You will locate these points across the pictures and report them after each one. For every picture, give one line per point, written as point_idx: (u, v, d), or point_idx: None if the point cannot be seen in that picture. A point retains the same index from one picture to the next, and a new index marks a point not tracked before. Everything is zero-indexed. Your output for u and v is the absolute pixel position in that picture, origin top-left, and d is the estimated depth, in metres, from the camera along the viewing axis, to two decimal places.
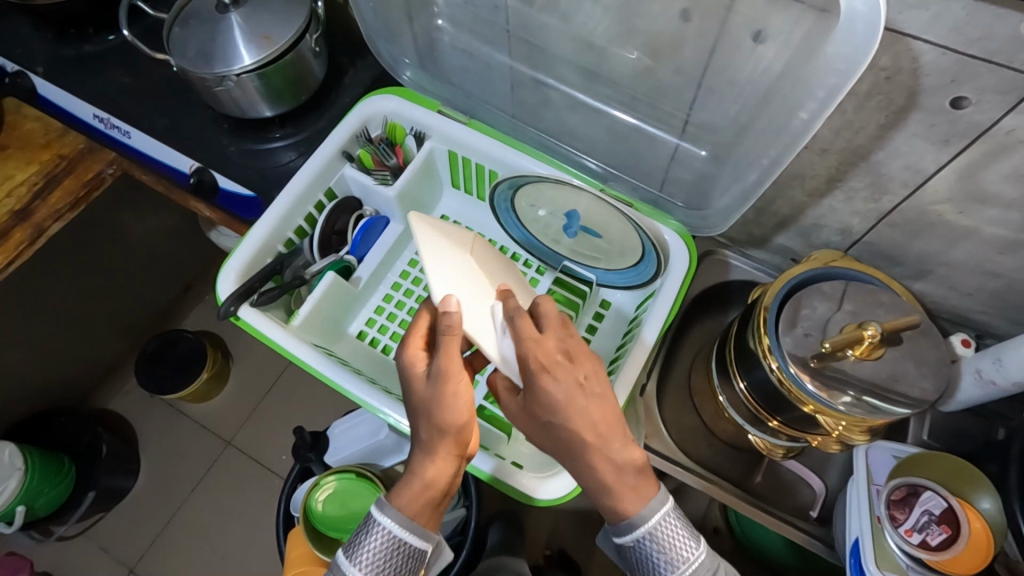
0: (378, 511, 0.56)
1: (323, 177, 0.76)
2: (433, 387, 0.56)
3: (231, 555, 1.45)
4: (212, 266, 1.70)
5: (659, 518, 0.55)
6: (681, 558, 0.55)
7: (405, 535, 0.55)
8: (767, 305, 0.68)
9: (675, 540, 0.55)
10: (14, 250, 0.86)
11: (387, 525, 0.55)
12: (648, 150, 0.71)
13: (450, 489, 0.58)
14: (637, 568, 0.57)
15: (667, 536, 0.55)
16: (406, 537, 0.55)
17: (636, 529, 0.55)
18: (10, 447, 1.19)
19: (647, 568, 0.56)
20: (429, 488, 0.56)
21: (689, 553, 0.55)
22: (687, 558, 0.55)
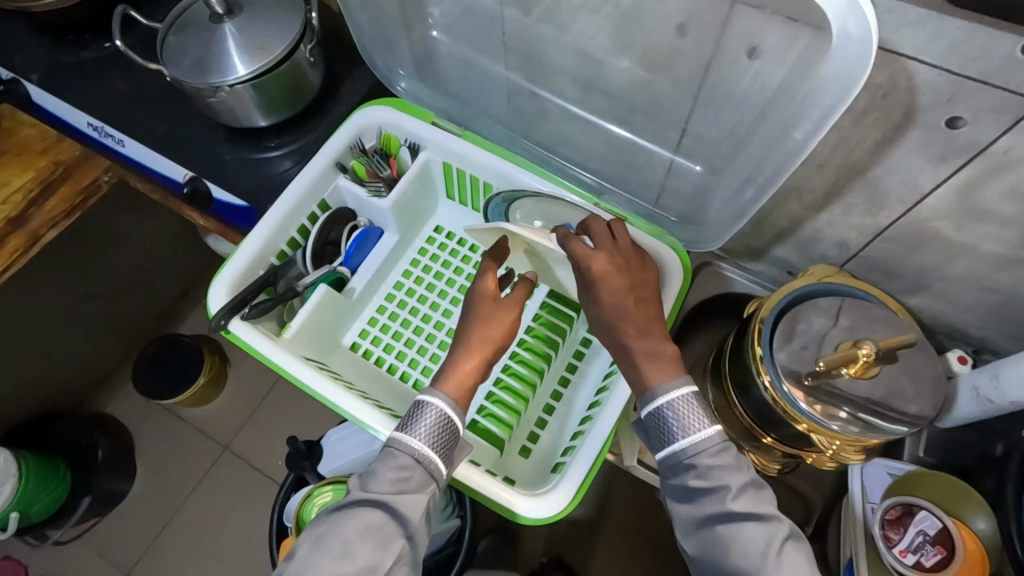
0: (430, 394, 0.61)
1: (318, 189, 0.76)
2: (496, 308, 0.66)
3: (228, 559, 1.44)
4: (211, 271, 1.70)
5: (680, 393, 0.59)
6: (691, 432, 0.57)
7: (451, 414, 0.60)
8: (763, 320, 0.67)
9: (692, 413, 0.58)
10: (10, 256, 0.86)
11: (442, 403, 0.60)
12: (644, 164, 0.70)
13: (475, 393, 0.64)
14: (658, 442, 0.60)
15: (685, 408, 0.58)
16: (452, 414, 0.60)
17: (657, 396, 0.59)
18: (5, 452, 1.18)
19: (663, 436, 0.59)
20: (472, 379, 0.63)
21: (702, 429, 0.58)
22: (700, 431, 0.57)
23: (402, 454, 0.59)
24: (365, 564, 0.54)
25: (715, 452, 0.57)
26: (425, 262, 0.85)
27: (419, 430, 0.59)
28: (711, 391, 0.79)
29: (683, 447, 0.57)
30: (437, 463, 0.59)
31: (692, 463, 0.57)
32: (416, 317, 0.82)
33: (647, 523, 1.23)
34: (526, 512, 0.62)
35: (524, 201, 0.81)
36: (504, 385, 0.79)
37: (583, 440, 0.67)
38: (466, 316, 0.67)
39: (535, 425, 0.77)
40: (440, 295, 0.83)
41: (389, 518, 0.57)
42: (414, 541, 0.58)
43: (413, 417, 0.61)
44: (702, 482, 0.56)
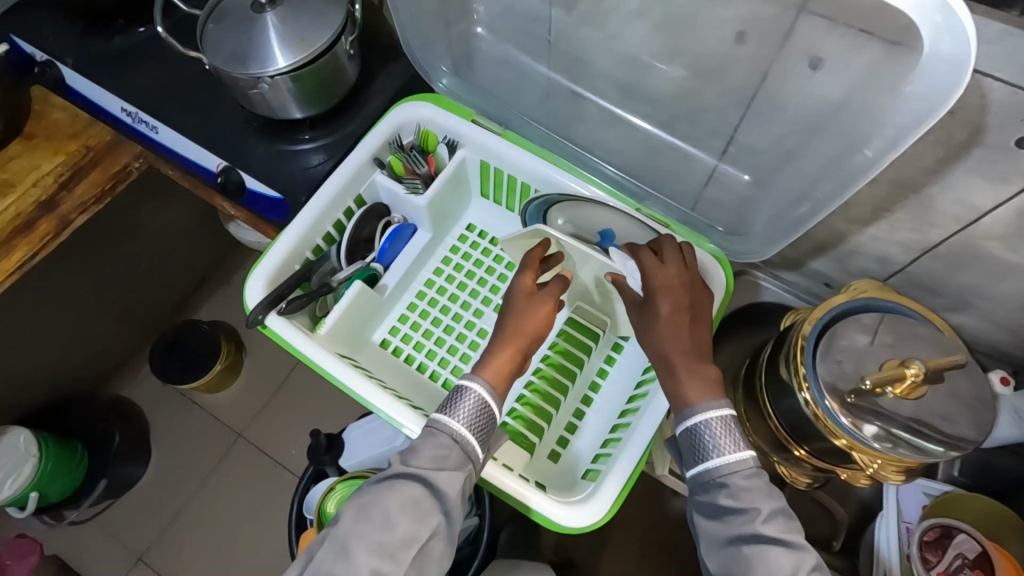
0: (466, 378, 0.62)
1: (355, 183, 0.75)
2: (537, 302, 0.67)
3: (240, 547, 1.45)
4: (229, 259, 1.69)
5: (720, 416, 0.57)
6: (725, 455, 0.56)
7: (484, 397, 0.60)
8: (805, 335, 0.67)
9: (728, 437, 0.57)
10: (39, 241, 0.86)
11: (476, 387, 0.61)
12: (686, 171, 0.69)
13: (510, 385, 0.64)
14: (689, 461, 0.59)
15: (721, 430, 0.57)
16: (488, 399, 0.60)
17: (695, 414, 0.58)
18: (26, 433, 1.19)
19: (695, 454, 0.58)
20: (509, 368, 0.63)
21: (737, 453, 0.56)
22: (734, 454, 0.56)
23: (442, 434, 0.59)
24: (405, 536, 0.55)
25: (748, 476, 0.56)
26: (456, 260, 0.84)
27: (458, 412, 0.60)
28: (742, 401, 0.78)
29: (716, 466, 0.56)
30: (474, 444, 0.59)
31: (724, 482, 0.56)
32: (446, 316, 0.81)
33: (662, 527, 1.23)
34: (559, 519, 0.62)
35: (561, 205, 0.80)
36: (534, 388, 0.78)
37: (619, 450, 0.66)
38: (507, 310, 0.67)
39: (565, 429, 0.76)
40: (472, 294, 0.82)
41: (428, 493, 0.57)
42: (450, 518, 0.58)
43: (452, 400, 0.61)
44: (732, 502, 0.54)
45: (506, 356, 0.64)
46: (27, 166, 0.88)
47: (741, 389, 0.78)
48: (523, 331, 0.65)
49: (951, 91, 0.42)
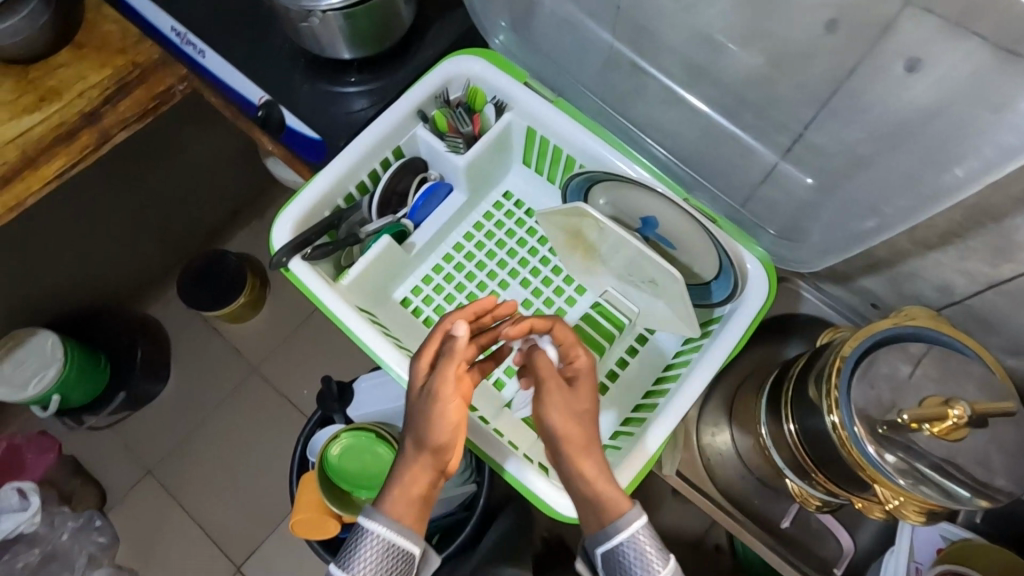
0: (367, 517, 0.52)
1: (394, 135, 0.72)
2: (425, 401, 0.55)
3: (243, 475, 1.50)
4: (264, 194, 1.70)
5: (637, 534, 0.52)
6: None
7: (392, 538, 0.51)
8: (843, 355, 0.62)
9: (652, 549, 0.52)
10: (80, 152, 0.86)
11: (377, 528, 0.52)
12: (742, 165, 0.64)
13: (427, 501, 0.55)
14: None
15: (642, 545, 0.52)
16: (395, 542, 0.51)
17: (616, 533, 0.52)
18: (54, 337, 1.23)
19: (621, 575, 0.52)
20: (415, 493, 0.53)
21: (664, 567, 0.52)
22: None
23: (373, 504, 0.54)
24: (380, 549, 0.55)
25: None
26: (488, 227, 0.81)
27: (355, 566, 0.51)
28: (764, 412, 0.75)
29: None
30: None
31: None
32: (471, 283, 0.79)
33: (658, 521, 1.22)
34: (557, 506, 0.63)
35: (604, 186, 0.75)
36: None
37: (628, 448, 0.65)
38: (409, 412, 0.56)
39: None
40: (500, 265, 0.80)
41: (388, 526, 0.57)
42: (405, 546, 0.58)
43: (349, 546, 0.52)
44: None
45: (417, 475, 0.54)
46: (75, 75, 0.87)
47: (764, 400, 0.75)
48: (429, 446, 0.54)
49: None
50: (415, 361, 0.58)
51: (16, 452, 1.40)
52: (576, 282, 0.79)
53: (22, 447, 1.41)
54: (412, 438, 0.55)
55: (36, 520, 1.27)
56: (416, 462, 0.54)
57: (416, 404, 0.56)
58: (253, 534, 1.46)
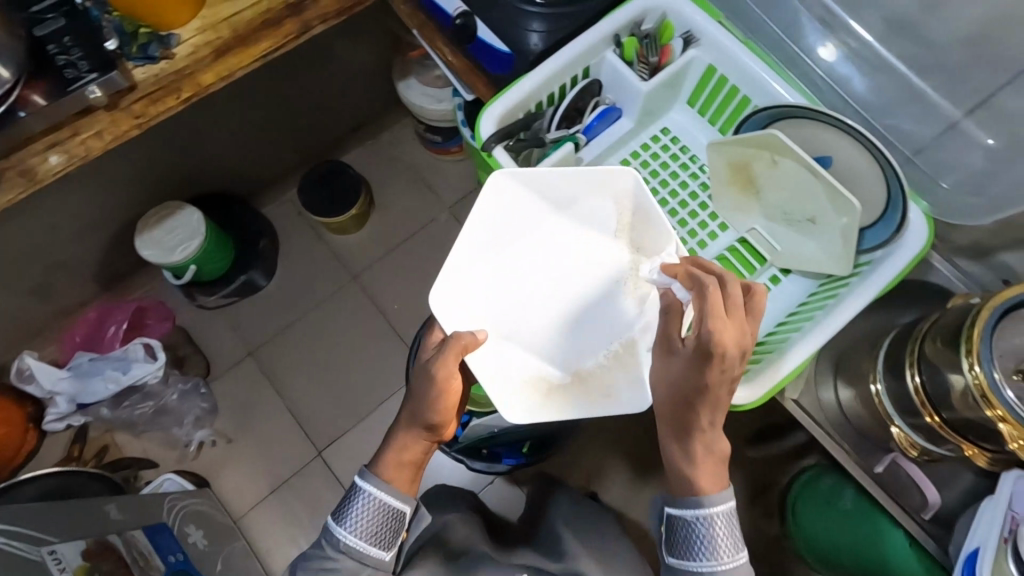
0: (361, 479, 0.76)
1: (588, 55, 0.79)
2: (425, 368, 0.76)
3: (333, 370, 1.62)
4: (382, 118, 1.79)
5: (722, 511, 0.69)
6: (718, 552, 0.69)
7: (382, 493, 0.75)
8: (983, 316, 0.66)
9: (723, 535, 0.69)
10: (284, 37, 0.96)
11: (370, 489, 0.75)
12: (924, 116, 0.79)
13: (419, 462, 0.78)
14: (678, 546, 0.71)
15: (719, 527, 0.69)
16: (383, 498, 0.75)
17: (706, 505, 0.69)
18: (198, 213, 1.36)
19: (691, 550, 0.69)
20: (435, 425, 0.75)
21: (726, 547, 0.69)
22: (728, 553, 0.69)
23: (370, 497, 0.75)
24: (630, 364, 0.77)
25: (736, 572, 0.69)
26: (644, 157, 0.88)
27: (350, 521, 0.75)
28: (881, 364, 0.81)
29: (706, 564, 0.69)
30: (373, 552, 0.75)
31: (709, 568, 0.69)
32: None
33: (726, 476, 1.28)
34: None
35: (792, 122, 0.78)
36: None
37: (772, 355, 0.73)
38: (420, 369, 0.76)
39: None
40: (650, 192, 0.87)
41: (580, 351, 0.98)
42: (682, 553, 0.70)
43: (351, 502, 0.76)
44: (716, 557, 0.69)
45: (408, 442, 0.77)
46: None
47: (883, 353, 0.81)
48: (419, 414, 0.75)
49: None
50: (431, 331, 0.80)
51: (142, 313, 1.57)
52: (719, 220, 0.85)
53: (146, 310, 1.58)
54: (407, 412, 0.78)
55: (158, 374, 1.42)
56: (411, 430, 0.77)
57: (418, 382, 0.74)
58: (335, 424, 1.58)
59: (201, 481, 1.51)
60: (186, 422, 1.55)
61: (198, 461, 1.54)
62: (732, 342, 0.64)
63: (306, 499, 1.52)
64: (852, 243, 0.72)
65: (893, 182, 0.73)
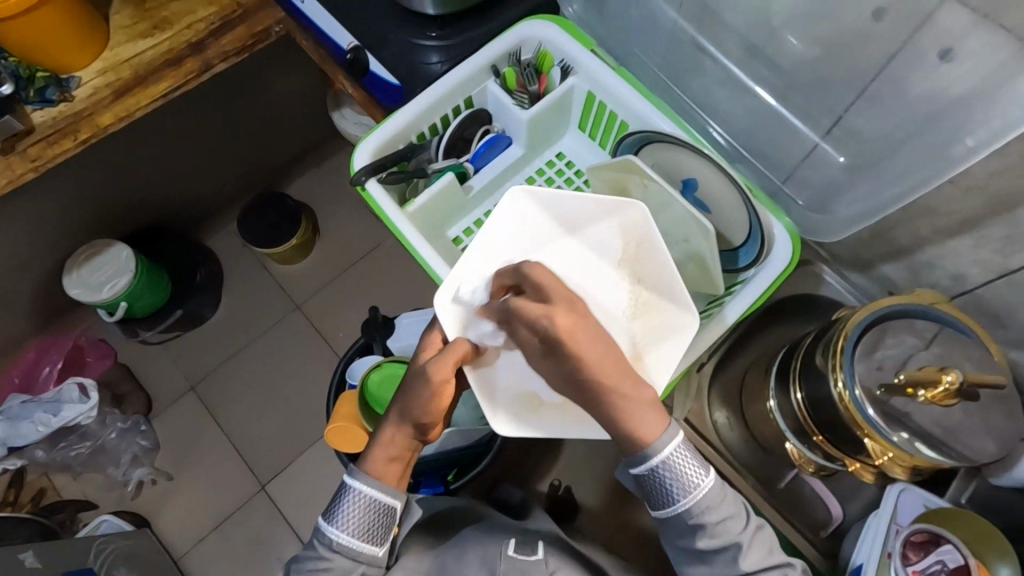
0: (350, 478, 0.69)
1: (467, 85, 0.81)
2: (419, 371, 0.67)
3: (277, 401, 1.60)
4: (325, 146, 1.80)
5: (674, 449, 0.62)
6: (691, 485, 0.62)
7: (372, 493, 0.69)
8: (850, 327, 0.68)
9: (686, 467, 0.62)
10: (184, 76, 0.97)
11: (358, 487, 0.69)
12: (787, 139, 0.70)
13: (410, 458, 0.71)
14: (658, 495, 0.64)
15: (680, 464, 0.62)
16: (374, 495, 0.68)
17: (652, 457, 0.61)
18: (128, 251, 1.37)
19: (664, 496, 0.63)
20: (436, 412, 0.67)
21: (699, 477, 0.63)
22: (697, 484, 0.63)
23: (353, 494, 0.69)
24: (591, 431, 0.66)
25: (715, 511, 0.63)
26: (539, 183, 0.89)
27: (340, 520, 0.69)
28: (772, 380, 0.81)
29: (689, 505, 0.63)
30: (367, 548, 0.69)
31: (701, 524, 0.63)
32: None
33: None
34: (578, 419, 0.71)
35: (657, 145, 0.78)
36: None
37: None
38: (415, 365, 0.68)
39: None
40: None
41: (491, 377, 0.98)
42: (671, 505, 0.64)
43: (339, 501, 0.69)
44: (711, 542, 0.63)
45: (396, 440, 0.69)
46: (185, 9, 0.98)
47: (773, 369, 0.81)
48: (407, 416, 0.67)
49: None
50: (428, 331, 0.71)
51: (79, 352, 1.55)
52: None
53: (84, 349, 1.56)
54: (394, 411, 0.69)
55: (92, 414, 1.40)
56: (400, 429, 0.69)
57: (410, 384, 0.67)
58: (279, 457, 1.56)
59: (141, 521, 1.48)
60: (123, 461, 1.52)
61: (138, 501, 1.52)
62: (554, 321, 0.59)
63: (249, 535, 1.50)
64: (715, 269, 0.72)
65: (750, 206, 0.72)
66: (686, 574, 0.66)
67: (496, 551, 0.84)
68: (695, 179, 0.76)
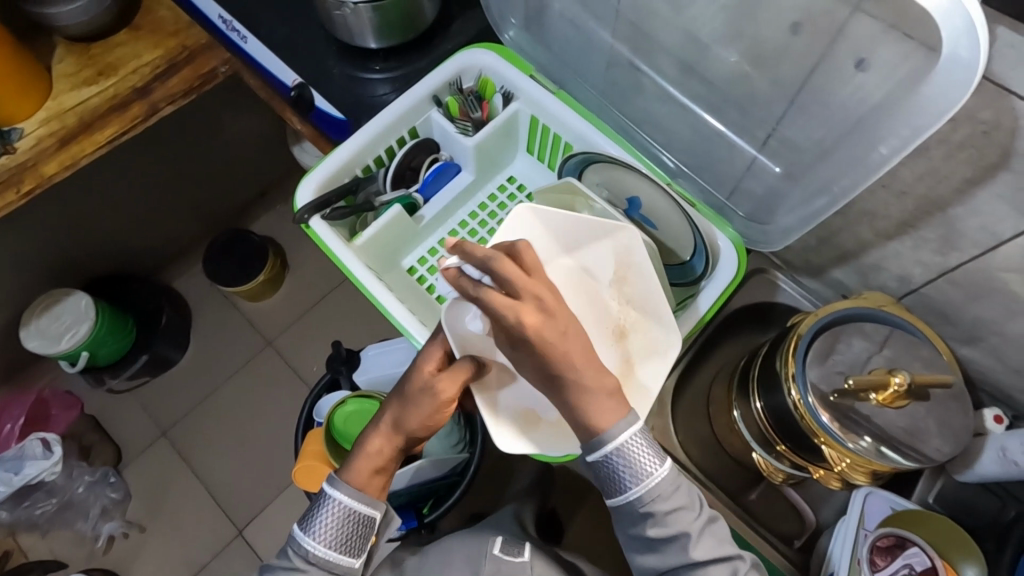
0: (332, 487, 0.68)
1: (411, 116, 0.81)
2: (425, 384, 0.67)
3: (251, 442, 1.57)
4: (289, 180, 1.79)
5: (627, 438, 0.58)
6: (642, 476, 0.59)
7: (357, 503, 0.68)
8: (801, 333, 0.68)
9: (640, 457, 0.59)
10: (130, 122, 0.96)
11: (343, 498, 0.68)
12: (726, 154, 0.71)
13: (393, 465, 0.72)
14: (608, 479, 0.60)
15: (634, 454, 0.59)
16: (357, 508, 0.67)
17: (605, 444, 0.57)
18: (88, 298, 1.35)
19: (616, 484, 0.60)
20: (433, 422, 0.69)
21: (652, 469, 0.59)
22: (650, 473, 0.59)
23: (337, 501, 0.68)
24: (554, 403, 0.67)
25: (668, 496, 0.60)
26: (491, 208, 0.90)
27: (317, 530, 0.67)
28: (735, 390, 0.81)
29: (639, 498, 0.60)
30: (344, 561, 0.68)
31: (649, 511, 0.60)
32: None
33: None
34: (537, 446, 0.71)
35: (599, 166, 0.81)
36: None
37: None
38: (417, 381, 0.68)
39: None
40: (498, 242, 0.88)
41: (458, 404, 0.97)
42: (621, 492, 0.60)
43: (317, 509, 0.68)
44: (660, 530, 0.60)
45: (385, 452, 0.70)
46: (130, 54, 0.98)
47: (735, 379, 0.81)
48: (404, 425, 0.69)
49: (959, 96, 0.47)
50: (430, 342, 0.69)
51: (43, 405, 1.48)
52: None
53: (48, 402, 1.48)
54: (388, 421, 0.70)
55: (56, 469, 1.36)
56: (389, 439, 0.70)
57: (415, 397, 0.68)
58: (255, 499, 1.52)
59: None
60: (92, 515, 1.48)
61: (109, 556, 1.47)
62: (520, 316, 0.53)
63: None
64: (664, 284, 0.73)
65: (692, 222, 0.74)
66: (635, 560, 0.63)
67: (481, 550, 0.85)
68: (640, 198, 0.79)
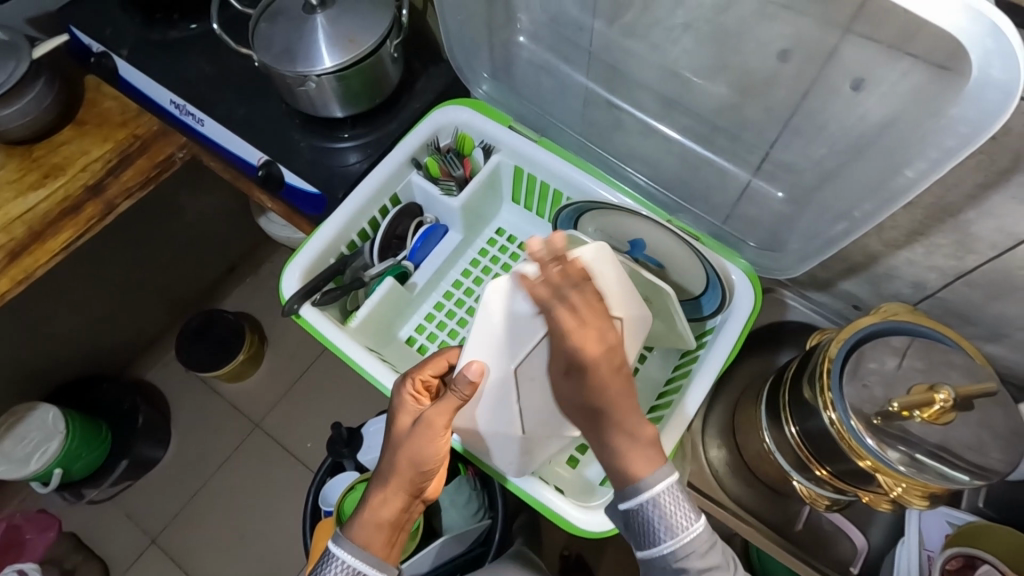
0: (337, 547, 0.61)
1: (390, 184, 0.78)
2: (420, 427, 0.61)
3: (250, 535, 1.46)
4: (258, 251, 1.72)
5: (663, 485, 0.53)
6: (677, 531, 0.53)
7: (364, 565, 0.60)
8: (831, 355, 0.65)
9: (675, 507, 0.53)
10: (85, 223, 0.89)
11: (347, 558, 0.60)
12: (717, 184, 0.69)
13: (400, 524, 0.64)
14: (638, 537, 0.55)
15: (670, 504, 0.53)
16: (359, 566, 0.60)
17: (640, 490, 0.53)
18: (56, 410, 1.26)
19: (648, 535, 0.54)
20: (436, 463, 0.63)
21: (687, 525, 0.53)
22: (686, 528, 0.53)
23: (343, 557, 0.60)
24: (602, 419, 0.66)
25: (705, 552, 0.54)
26: (484, 263, 0.86)
27: None
28: (763, 417, 0.77)
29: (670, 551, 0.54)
30: None
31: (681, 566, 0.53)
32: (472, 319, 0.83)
33: None
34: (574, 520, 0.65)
35: (594, 213, 0.78)
36: None
37: None
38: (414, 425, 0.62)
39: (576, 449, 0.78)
40: None
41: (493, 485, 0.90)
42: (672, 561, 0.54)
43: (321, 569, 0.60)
44: None
45: (389, 501, 0.63)
46: (77, 151, 0.92)
47: (761, 406, 0.77)
48: (408, 463, 0.62)
49: (995, 117, 0.43)
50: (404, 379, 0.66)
51: (17, 531, 1.36)
52: None
53: (22, 526, 1.37)
54: (390, 458, 0.64)
55: None
56: (396, 479, 0.63)
57: (409, 438, 0.62)
58: None
59: None
60: None
61: None
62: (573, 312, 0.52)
63: None
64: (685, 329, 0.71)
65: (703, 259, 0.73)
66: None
67: None
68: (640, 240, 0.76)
